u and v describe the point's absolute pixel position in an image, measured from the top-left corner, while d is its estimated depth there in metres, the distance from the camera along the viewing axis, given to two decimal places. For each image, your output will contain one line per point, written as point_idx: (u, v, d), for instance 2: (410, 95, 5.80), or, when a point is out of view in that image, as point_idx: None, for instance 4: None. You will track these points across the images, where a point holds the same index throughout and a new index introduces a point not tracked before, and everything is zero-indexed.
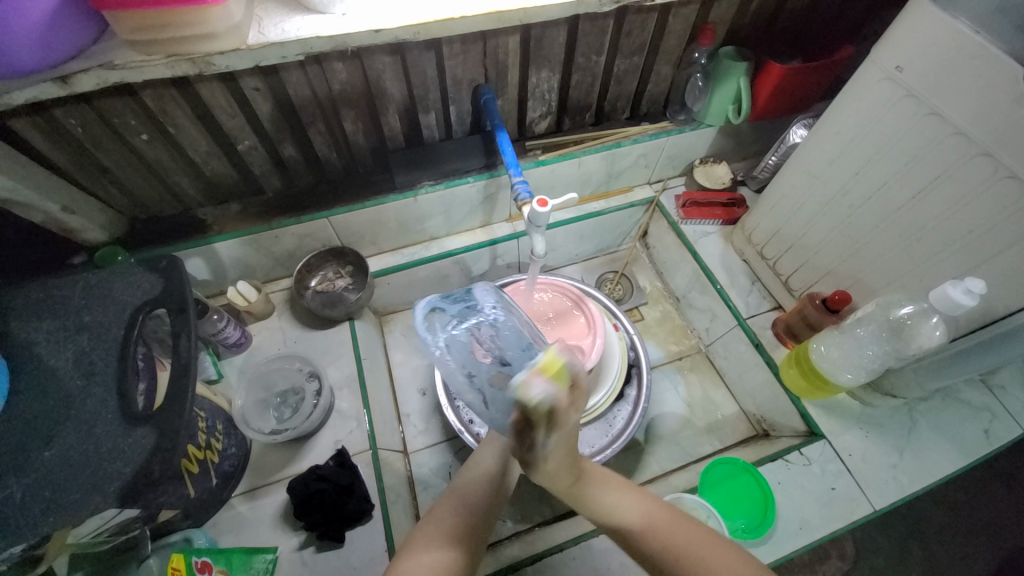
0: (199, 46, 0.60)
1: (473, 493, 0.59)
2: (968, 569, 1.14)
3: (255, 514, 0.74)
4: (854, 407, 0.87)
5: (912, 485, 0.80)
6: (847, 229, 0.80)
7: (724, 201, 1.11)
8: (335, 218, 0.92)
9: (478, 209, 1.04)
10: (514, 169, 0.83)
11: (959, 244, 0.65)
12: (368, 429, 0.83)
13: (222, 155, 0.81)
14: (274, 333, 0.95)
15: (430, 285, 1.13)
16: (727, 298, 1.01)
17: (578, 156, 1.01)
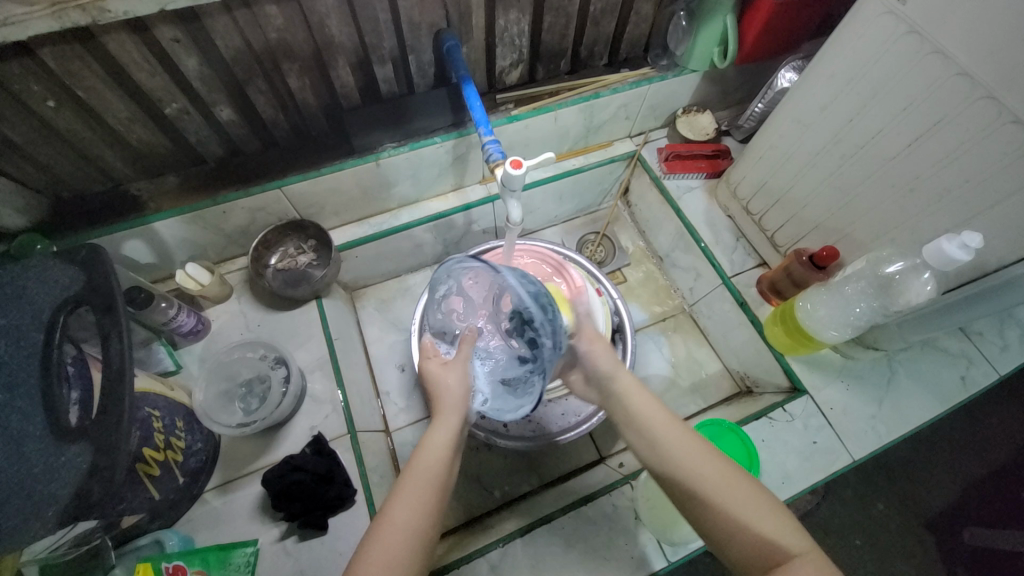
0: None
1: (435, 473, 0.57)
2: (929, 496, 1.21)
3: (231, 508, 0.71)
4: (836, 360, 0.87)
5: (890, 434, 0.81)
6: (838, 180, 0.76)
7: (708, 153, 1.05)
8: (289, 188, 0.83)
9: (448, 172, 0.96)
10: (484, 126, 0.76)
11: (953, 195, 0.62)
12: (344, 413, 0.80)
13: (148, 122, 0.71)
14: (235, 317, 0.88)
15: (402, 257, 1.07)
16: (712, 256, 0.98)
17: (554, 108, 0.93)
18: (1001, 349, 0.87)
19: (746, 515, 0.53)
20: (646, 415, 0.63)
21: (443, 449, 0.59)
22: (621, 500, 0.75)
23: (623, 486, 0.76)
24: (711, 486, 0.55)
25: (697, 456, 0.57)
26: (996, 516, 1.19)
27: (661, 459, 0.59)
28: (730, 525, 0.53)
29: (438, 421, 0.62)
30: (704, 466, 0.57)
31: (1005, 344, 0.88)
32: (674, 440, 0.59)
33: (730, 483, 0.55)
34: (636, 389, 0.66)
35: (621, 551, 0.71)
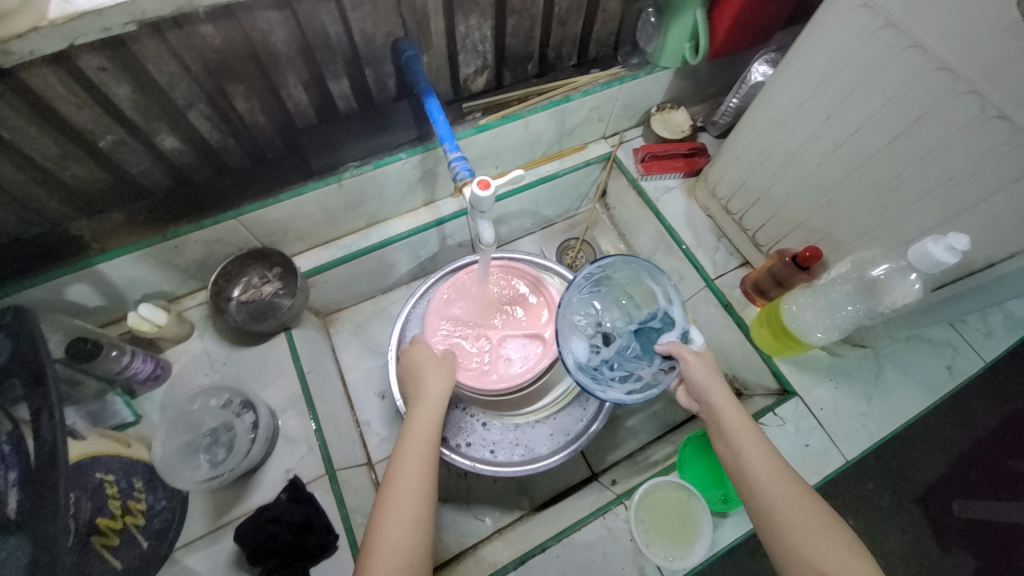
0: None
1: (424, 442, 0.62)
2: (919, 474, 1.22)
3: (205, 567, 0.67)
4: (824, 359, 0.86)
5: (881, 430, 0.80)
6: (817, 179, 0.74)
7: (684, 152, 1.03)
8: (245, 217, 0.78)
9: (418, 187, 0.91)
10: (448, 142, 0.71)
11: (937, 193, 0.60)
12: (321, 452, 0.75)
13: (82, 156, 0.64)
14: (197, 357, 0.83)
15: (376, 277, 1.02)
16: (694, 259, 0.96)
17: (524, 115, 0.89)
18: (985, 336, 0.87)
19: (818, 543, 0.53)
20: (738, 431, 0.62)
21: (428, 424, 0.65)
22: (617, 522, 0.72)
23: (616, 507, 0.74)
24: (787, 509, 0.56)
25: (780, 482, 0.58)
26: (982, 487, 1.20)
27: (746, 476, 0.59)
28: (798, 554, 0.54)
29: (423, 407, 0.67)
30: (787, 492, 0.57)
31: (988, 330, 0.88)
32: (762, 462, 0.59)
33: (808, 515, 0.55)
34: (731, 401, 0.64)
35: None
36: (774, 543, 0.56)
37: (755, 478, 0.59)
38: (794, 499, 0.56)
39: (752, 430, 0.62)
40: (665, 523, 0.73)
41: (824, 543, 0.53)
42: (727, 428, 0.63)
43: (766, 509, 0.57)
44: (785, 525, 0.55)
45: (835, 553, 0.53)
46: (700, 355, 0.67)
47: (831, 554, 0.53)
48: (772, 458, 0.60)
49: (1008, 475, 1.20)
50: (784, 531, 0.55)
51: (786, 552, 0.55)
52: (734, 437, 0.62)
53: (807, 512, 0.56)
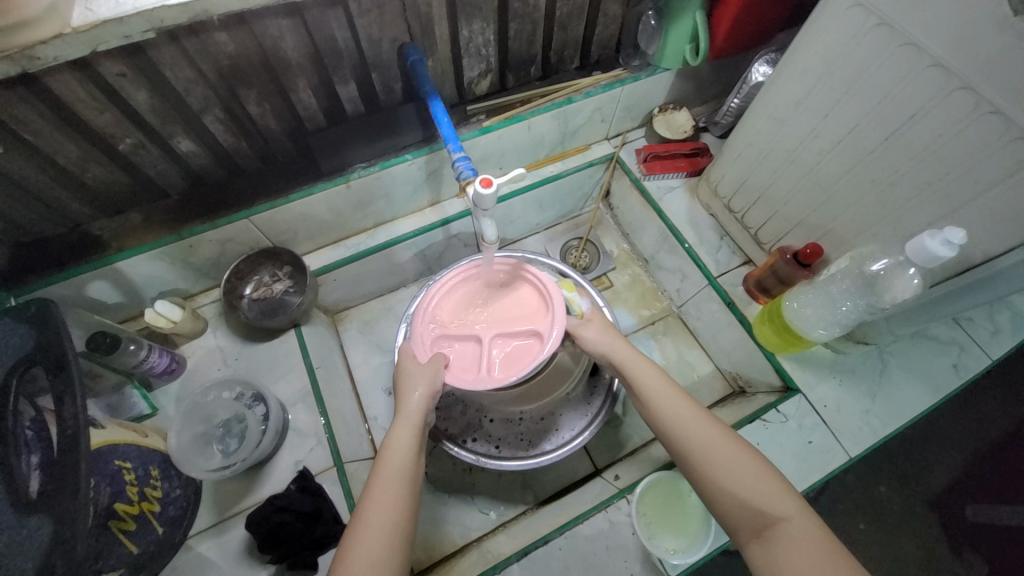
0: (10, 36, 0.48)
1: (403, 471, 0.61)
2: (930, 475, 1.20)
3: (216, 554, 0.69)
4: (827, 356, 0.86)
5: (885, 427, 0.80)
6: (817, 176, 0.74)
7: (687, 152, 1.04)
8: (257, 217, 0.80)
9: (423, 187, 0.93)
10: (452, 143, 0.73)
11: (933, 189, 0.61)
12: (328, 445, 0.77)
13: (103, 159, 0.68)
14: (210, 352, 0.86)
15: (382, 277, 1.03)
16: (696, 257, 0.97)
17: (527, 117, 0.91)
18: (993, 334, 0.86)
19: (732, 476, 0.56)
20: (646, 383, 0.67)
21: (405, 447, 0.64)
22: (618, 516, 0.73)
23: (618, 501, 0.75)
24: (697, 448, 0.59)
25: (688, 423, 0.61)
26: (996, 491, 1.18)
27: (664, 426, 0.63)
28: (720, 486, 0.56)
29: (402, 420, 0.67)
30: (700, 430, 0.60)
31: (995, 328, 0.87)
32: (678, 408, 0.63)
33: (724, 449, 0.58)
34: (637, 359, 0.70)
35: (621, 569, 0.69)
36: (699, 482, 0.58)
37: (671, 425, 0.62)
38: (708, 437, 0.59)
39: (660, 380, 0.67)
40: (667, 518, 0.74)
41: (738, 474, 0.56)
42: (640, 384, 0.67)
43: (686, 451, 0.60)
44: (703, 466, 0.58)
45: (751, 481, 0.55)
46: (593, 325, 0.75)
47: (747, 482, 0.56)
48: (682, 401, 0.64)
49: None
50: (709, 470, 0.58)
51: (711, 488, 0.57)
52: (644, 388, 0.66)
53: (721, 447, 0.59)
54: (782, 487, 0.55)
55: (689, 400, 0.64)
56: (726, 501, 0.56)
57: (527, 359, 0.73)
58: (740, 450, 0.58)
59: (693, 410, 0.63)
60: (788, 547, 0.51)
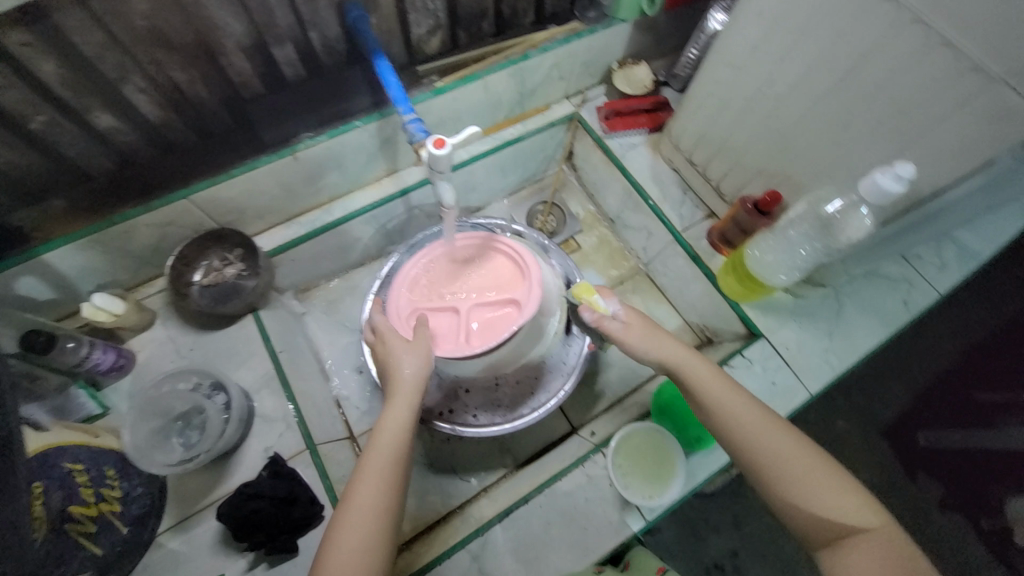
0: None
1: (392, 457, 0.62)
2: (883, 406, 1.28)
3: (190, 547, 0.67)
4: (788, 302, 0.88)
5: (841, 364, 0.84)
6: (775, 123, 0.74)
7: (647, 107, 1.02)
8: (197, 196, 0.75)
9: (378, 157, 0.89)
10: (403, 105, 0.69)
11: (885, 127, 0.61)
12: (299, 428, 0.75)
13: (9, 139, 0.61)
14: (162, 345, 0.81)
15: (343, 254, 0.99)
16: (661, 213, 0.97)
17: (482, 76, 0.86)
18: (940, 270, 0.90)
19: (821, 492, 0.57)
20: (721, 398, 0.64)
21: (393, 431, 0.63)
22: (595, 470, 0.75)
23: (595, 456, 0.76)
24: (785, 466, 0.59)
25: (774, 439, 0.60)
26: (942, 416, 1.26)
27: (737, 437, 0.62)
28: (809, 505, 0.57)
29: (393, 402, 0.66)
30: (786, 446, 0.60)
31: (943, 263, 0.90)
32: (758, 424, 0.61)
33: (810, 464, 0.59)
34: (698, 363, 0.67)
35: (602, 520, 0.72)
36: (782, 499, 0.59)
37: (743, 436, 0.61)
38: (788, 449, 0.60)
39: (737, 393, 0.64)
40: (641, 468, 0.76)
41: (824, 491, 0.57)
42: (708, 391, 0.64)
43: (770, 468, 0.59)
44: (783, 478, 0.58)
45: (836, 493, 0.57)
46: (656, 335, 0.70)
47: (836, 500, 0.57)
48: (763, 415, 0.62)
49: (968, 405, 1.26)
50: (794, 489, 0.58)
51: (798, 507, 0.58)
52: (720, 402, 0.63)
53: (798, 459, 0.59)
54: (866, 503, 0.57)
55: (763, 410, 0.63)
56: (811, 518, 0.57)
57: (505, 330, 0.73)
58: (822, 464, 0.59)
59: (769, 421, 0.62)
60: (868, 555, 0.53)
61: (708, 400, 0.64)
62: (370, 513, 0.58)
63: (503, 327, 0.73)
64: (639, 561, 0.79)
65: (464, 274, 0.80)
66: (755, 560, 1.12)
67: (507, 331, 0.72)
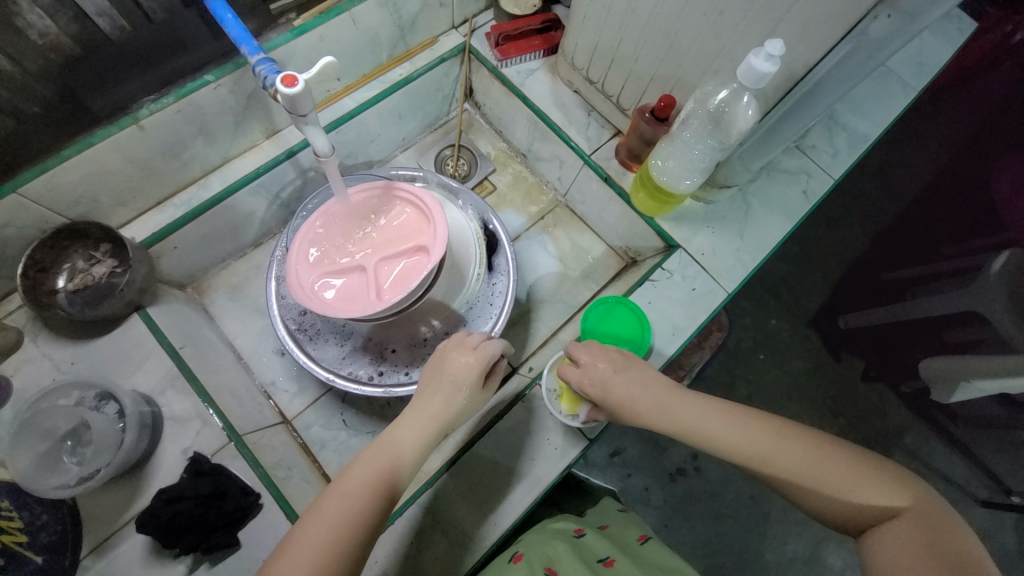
0: None
1: (392, 469, 0.56)
2: (808, 299, 1.34)
3: (115, 566, 0.62)
4: (699, 209, 0.89)
5: (755, 260, 0.87)
6: (658, 20, 0.72)
7: (538, 27, 0.97)
8: (29, 187, 0.64)
9: (248, 116, 0.79)
10: (247, 45, 0.60)
11: (756, 7, 0.60)
12: (217, 422, 0.70)
13: None
14: (35, 365, 0.70)
15: (238, 232, 0.90)
16: (567, 138, 0.94)
17: (346, 8, 0.78)
18: (833, 156, 0.93)
19: (840, 487, 0.52)
20: (713, 425, 0.59)
21: (402, 446, 0.58)
22: (535, 403, 0.75)
23: (532, 390, 0.77)
24: (800, 471, 0.54)
25: (779, 445, 0.55)
26: (866, 299, 1.31)
27: (743, 461, 0.57)
28: (835, 503, 0.53)
29: (410, 415, 0.61)
30: (791, 451, 0.55)
31: (835, 149, 0.94)
32: (759, 437, 0.56)
33: (824, 463, 0.54)
34: (676, 396, 0.62)
35: (547, 447, 0.73)
36: (807, 502, 0.54)
37: (749, 458, 0.56)
38: (798, 458, 0.54)
39: (731, 413, 0.59)
40: None
41: (845, 485, 0.52)
42: (694, 430, 0.59)
43: (784, 478, 0.54)
44: (804, 489, 0.54)
45: (860, 488, 0.52)
46: (634, 376, 0.65)
47: (860, 492, 0.52)
48: (762, 427, 0.57)
49: (883, 284, 1.32)
50: (815, 492, 0.53)
51: (826, 507, 0.53)
52: (714, 430, 0.58)
53: (808, 464, 0.54)
54: (896, 488, 0.52)
55: (761, 417, 0.58)
56: (842, 514, 0.53)
57: (416, 278, 0.69)
58: (835, 456, 0.54)
59: (770, 428, 0.57)
60: (911, 549, 0.48)
61: (702, 436, 0.59)
62: (349, 518, 0.50)
63: (414, 276, 0.69)
64: (619, 526, 0.80)
65: (368, 230, 0.74)
66: (713, 459, 1.20)
67: (417, 279, 0.68)
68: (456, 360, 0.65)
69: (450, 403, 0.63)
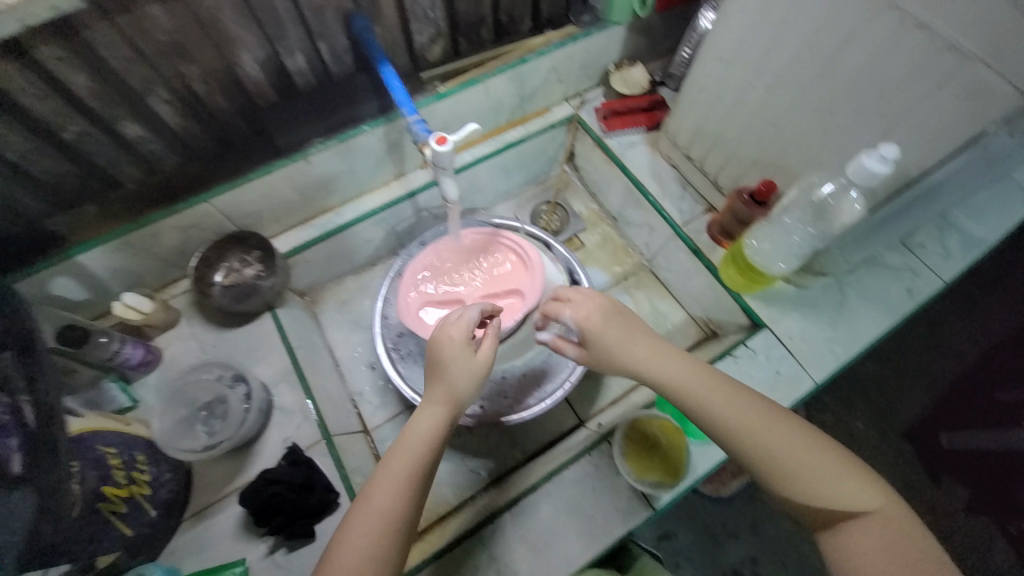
0: None
1: (417, 461, 0.58)
2: (905, 405, 1.22)
3: (212, 532, 0.70)
4: (790, 292, 0.89)
5: (847, 353, 0.84)
6: (766, 113, 0.76)
7: (645, 106, 1.05)
8: (218, 200, 0.79)
9: (386, 160, 0.93)
10: (407, 107, 0.72)
11: (869, 111, 0.64)
12: (315, 419, 0.78)
13: (49, 149, 0.66)
14: (185, 342, 0.84)
15: (355, 255, 1.03)
16: (661, 208, 0.99)
17: (482, 80, 0.91)
18: (943, 258, 0.90)
19: (816, 478, 0.54)
20: (701, 391, 0.60)
21: (424, 436, 0.60)
22: (602, 458, 0.77)
23: (602, 445, 0.78)
24: (779, 454, 0.55)
25: (764, 426, 0.57)
26: (969, 415, 1.20)
27: (724, 432, 0.58)
28: (807, 492, 0.54)
29: (427, 406, 0.63)
30: (774, 433, 0.56)
31: (946, 251, 0.90)
32: (746, 414, 0.57)
33: (805, 451, 0.55)
34: (669, 356, 0.63)
35: (608, 506, 0.73)
36: (777, 486, 0.56)
37: (731, 432, 0.57)
38: (778, 441, 0.56)
39: (721, 385, 0.60)
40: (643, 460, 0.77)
41: (819, 476, 0.54)
42: (683, 389, 0.60)
43: (763, 459, 0.56)
44: (780, 472, 0.55)
45: (835, 481, 0.54)
46: (626, 327, 0.66)
47: (832, 485, 0.54)
48: (748, 402, 0.58)
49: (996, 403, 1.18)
50: (789, 479, 0.55)
51: (796, 494, 0.55)
52: (701, 395, 0.59)
53: (790, 449, 0.55)
54: (867, 488, 0.54)
55: (762, 399, 0.59)
56: (809, 504, 0.54)
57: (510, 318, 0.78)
58: (814, 446, 0.56)
59: (756, 406, 0.58)
60: (875, 544, 0.51)
61: (691, 399, 0.60)
62: (385, 517, 0.55)
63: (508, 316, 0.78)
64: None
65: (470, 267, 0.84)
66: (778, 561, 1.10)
67: (511, 320, 0.77)
68: (451, 338, 0.64)
69: (455, 386, 0.63)
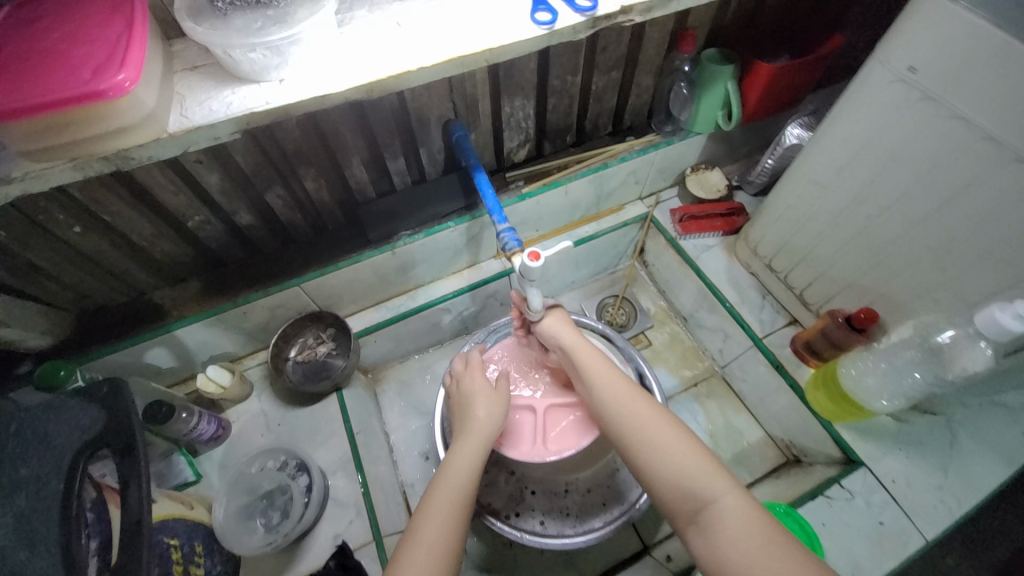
0: (104, 141, 0.46)
1: (463, 490, 0.58)
2: None
3: None
4: (891, 427, 0.80)
5: (962, 508, 0.72)
6: (866, 240, 0.73)
7: (723, 212, 1.04)
8: (307, 284, 0.83)
9: (464, 251, 0.95)
10: (497, 215, 0.75)
11: (995, 255, 0.59)
12: (369, 517, 0.76)
13: (172, 235, 0.72)
14: (255, 417, 0.88)
15: (421, 337, 1.05)
16: (739, 317, 0.94)
17: (564, 183, 0.93)
18: None
19: (669, 457, 0.55)
20: (589, 369, 0.66)
21: (467, 469, 0.60)
22: None
23: None
24: (641, 430, 0.58)
25: (631, 406, 0.60)
26: None
27: (602, 406, 0.63)
28: (662, 473, 0.54)
29: (464, 440, 0.64)
30: (638, 412, 0.60)
31: None
32: (620, 393, 0.63)
33: (664, 432, 0.57)
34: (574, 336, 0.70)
35: None
36: (643, 471, 0.56)
37: (607, 407, 0.62)
38: (641, 419, 0.59)
39: (611, 368, 0.66)
40: None
41: (673, 456, 0.55)
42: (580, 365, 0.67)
43: (625, 434, 0.59)
44: (643, 451, 0.57)
45: (691, 466, 0.53)
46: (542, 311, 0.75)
47: (682, 465, 0.54)
48: (625, 385, 0.63)
49: None
50: (649, 460, 0.56)
51: (656, 476, 0.55)
52: (588, 371, 0.66)
53: (651, 430, 0.57)
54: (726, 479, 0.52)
55: (628, 383, 0.64)
56: (666, 490, 0.54)
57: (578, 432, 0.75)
58: (674, 432, 0.57)
59: (631, 390, 0.63)
60: (726, 535, 0.48)
61: (585, 373, 0.66)
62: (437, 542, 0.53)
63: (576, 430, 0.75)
64: None
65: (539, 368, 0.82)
66: None
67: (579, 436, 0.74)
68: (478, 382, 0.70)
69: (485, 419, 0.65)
